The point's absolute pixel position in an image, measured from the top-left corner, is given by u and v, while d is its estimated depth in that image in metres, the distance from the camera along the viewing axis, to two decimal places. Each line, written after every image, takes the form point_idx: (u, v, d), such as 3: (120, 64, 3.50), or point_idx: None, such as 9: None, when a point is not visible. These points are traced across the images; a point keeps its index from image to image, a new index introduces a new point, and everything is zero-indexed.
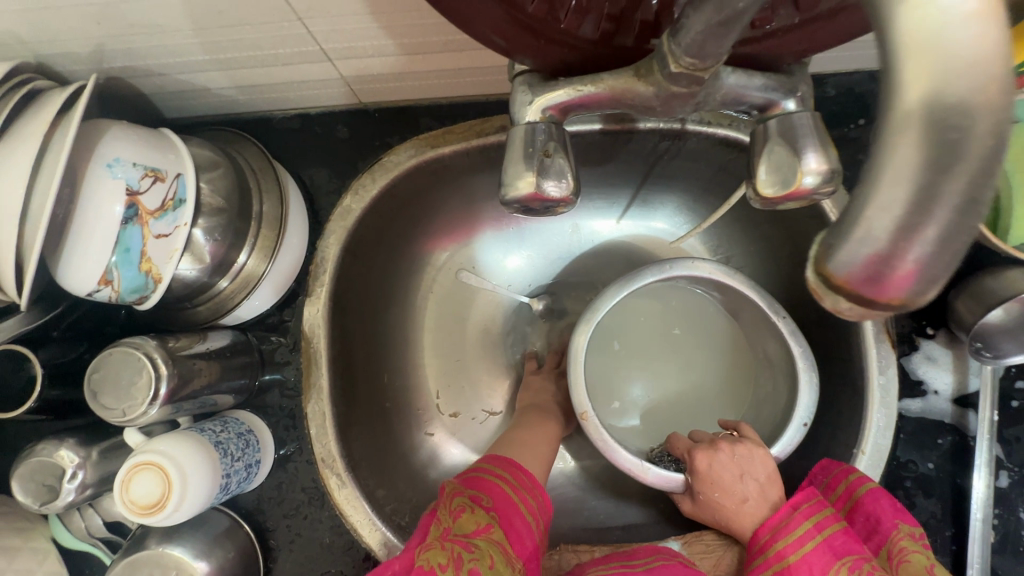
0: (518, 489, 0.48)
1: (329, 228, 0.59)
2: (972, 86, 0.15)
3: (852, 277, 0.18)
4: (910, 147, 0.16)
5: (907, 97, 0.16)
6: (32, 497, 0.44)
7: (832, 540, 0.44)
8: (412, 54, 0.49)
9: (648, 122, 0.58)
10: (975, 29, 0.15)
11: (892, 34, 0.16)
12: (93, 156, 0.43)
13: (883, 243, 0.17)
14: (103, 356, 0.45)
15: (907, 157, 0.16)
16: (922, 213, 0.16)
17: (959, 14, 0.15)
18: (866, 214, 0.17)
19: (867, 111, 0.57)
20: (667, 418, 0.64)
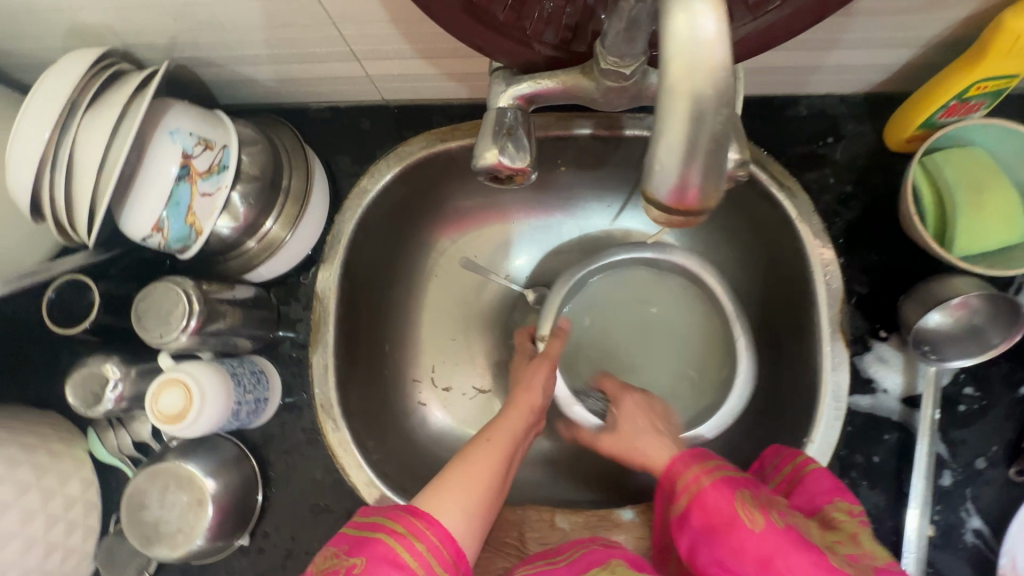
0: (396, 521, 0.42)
1: (347, 204, 0.68)
2: (704, 76, 0.21)
3: (663, 200, 0.24)
4: (678, 115, 0.22)
5: (669, 80, 0.22)
6: (80, 402, 0.53)
7: (722, 474, 0.47)
8: (427, 58, 0.57)
9: (632, 130, 0.65)
10: (706, 41, 0.21)
11: (665, 42, 0.22)
12: (160, 125, 0.53)
13: (673, 170, 0.23)
14: (149, 289, 0.54)
15: (675, 125, 0.22)
16: (691, 158, 0.23)
17: (699, 32, 0.21)
18: (658, 156, 0.23)
19: (834, 130, 0.63)
20: None
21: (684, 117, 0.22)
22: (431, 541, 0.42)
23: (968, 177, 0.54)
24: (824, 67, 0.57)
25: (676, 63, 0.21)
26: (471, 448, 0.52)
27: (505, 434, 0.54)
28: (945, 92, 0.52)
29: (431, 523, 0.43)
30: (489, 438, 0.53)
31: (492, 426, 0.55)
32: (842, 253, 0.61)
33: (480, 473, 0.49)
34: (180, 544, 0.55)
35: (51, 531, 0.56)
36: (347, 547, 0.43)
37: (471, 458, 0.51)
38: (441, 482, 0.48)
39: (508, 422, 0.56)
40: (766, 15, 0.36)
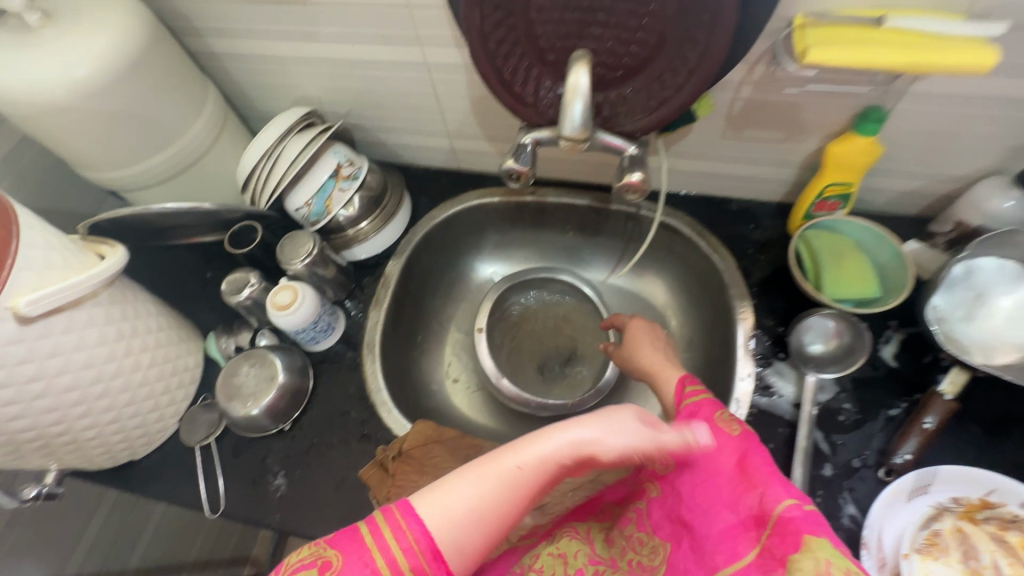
0: (381, 541, 0.41)
1: (419, 224, 1.00)
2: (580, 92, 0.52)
3: (571, 137, 0.54)
4: (571, 106, 0.52)
5: (567, 92, 0.53)
6: (228, 291, 0.82)
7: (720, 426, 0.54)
8: (491, 139, 0.94)
9: (618, 205, 0.97)
10: (579, 79, 0.52)
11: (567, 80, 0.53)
12: (330, 146, 0.89)
13: (573, 124, 0.53)
14: (291, 235, 0.86)
15: (569, 110, 0.53)
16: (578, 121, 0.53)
17: (578, 77, 0.52)
18: (564, 122, 0.53)
19: (755, 221, 0.92)
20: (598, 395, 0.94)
21: (571, 112, 0.53)
22: (411, 554, 0.40)
23: (830, 248, 0.80)
24: (741, 175, 0.88)
25: (568, 90, 0.52)
26: (490, 465, 0.44)
27: (524, 464, 0.43)
28: (812, 191, 0.81)
29: (419, 531, 0.41)
30: (511, 464, 0.43)
31: (521, 447, 0.44)
32: (755, 297, 0.85)
33: (482, 502, 0.42)
34: (249, 404, 0.78)
35: (170, 377, 0.80)
36: (342, 544, 0.41)
37: (478, 475, 0.43)
38: (446, 483, 0.43)
39: (538, 457, 0.43)
40: (653, 114, 0.67)
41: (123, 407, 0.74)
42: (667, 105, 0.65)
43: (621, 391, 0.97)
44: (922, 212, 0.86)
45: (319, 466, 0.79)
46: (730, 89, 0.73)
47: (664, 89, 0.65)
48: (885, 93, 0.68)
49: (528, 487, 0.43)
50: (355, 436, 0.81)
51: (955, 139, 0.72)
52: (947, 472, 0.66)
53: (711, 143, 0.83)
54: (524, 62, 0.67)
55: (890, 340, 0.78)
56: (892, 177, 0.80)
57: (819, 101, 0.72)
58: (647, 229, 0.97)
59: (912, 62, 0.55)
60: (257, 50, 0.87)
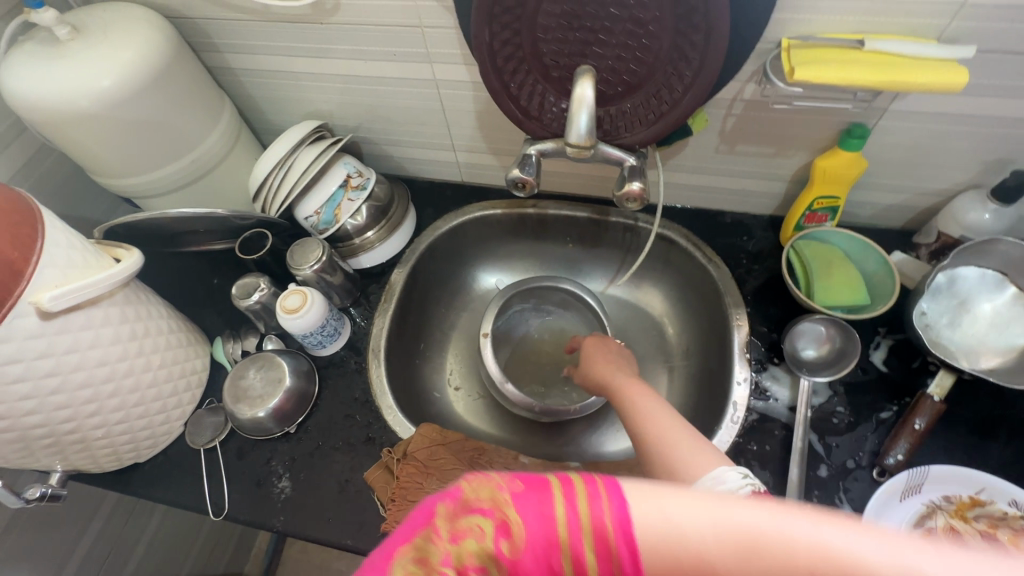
0: (577, 516, 0.33)
1: (423, 234, 1.03)
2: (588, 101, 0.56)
3: (578, 144, 0.57)
4: (578, 115, 0.56)
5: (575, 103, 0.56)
6: (238, 295, 0.84)
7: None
8: (495, 153, 0.98)
9: (616, 217, 1.00)
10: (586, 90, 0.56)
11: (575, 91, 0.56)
12: (340, 158, 0.93)
13: (580, 133, 0.56)
14: (300, 242, 0.89)
15: (577, 119, 0.56)
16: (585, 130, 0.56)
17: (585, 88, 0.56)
18: (571, 130, 0.56)
19: (747, 232, 0.95)
20: (598, 401, 0.95)
21: (577, 121, 0.56)
22: (609, 554, 0.32)
23: (820, 257, 0.84)
24: (735, 188, 0.92)
25: (574, 103, 0.56)
26: (732, 510, 0.32)
27: (797, 540, 0.30)
28: (801, 203, 0.85)
29: (619, 528, 0.32)
30: (749, 521, 0.31)
31: (802, 512, 0.31)
32: (749, 305, 0.88)
33: (717, 558, 0.31)
34: (256, 406, 0.79)
35: (179, 379, 0.81)
36: (516, 491, 0.34)
37: (707, 504, 0.33)
38: (679, 494, 0.33)
39: (815, 543, 0.30)
40: (651, 128, 0.70)
41: (132, 407, 0.75)
42: (664, 118, 0.69)
43: None
44: (906, 225, 0.90)
45: (324, 468, 0.80)
46: (723, 106, 0.77)
47: (662, 104, 0.69)
48: (867, 111, 0.72)
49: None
50: (360, 439, 0.82)
51: (935, 154, 0.76)
52: (938, 471, 0.68)
53: (706, 157, 0.87)
54: (530, 77, 0.71)
55: (879, 345, 0.81)
56: (876, 191, 0.85)
57: (807, 118, 0.76)
58: (643, 241, 1.01)
59: (893, 80, 0.59)
60: (273, 66, 0.91)
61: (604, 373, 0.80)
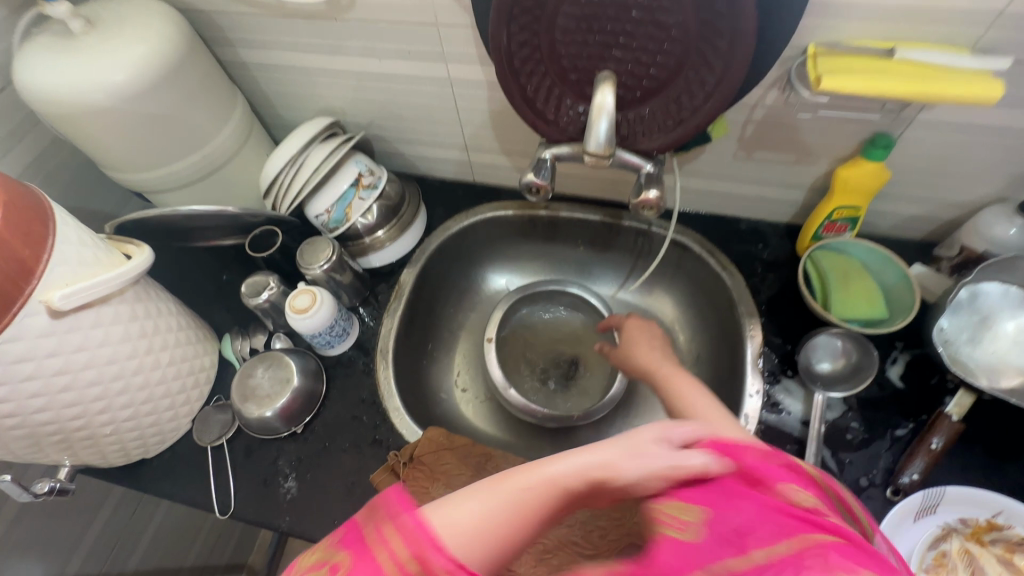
0: (389, 534, 0.37)
1: (433, 234, 1.03)
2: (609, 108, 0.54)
3: (597, 152, 0.56)
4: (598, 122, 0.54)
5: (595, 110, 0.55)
6: (248, 293, 0.84)
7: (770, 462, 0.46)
8: (508, 154, 0.97)
9: (629, 221, 0.99)
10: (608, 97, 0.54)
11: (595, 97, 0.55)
12: (351, 157, 0.92)
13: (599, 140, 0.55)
14: (310, 241, 0.88)
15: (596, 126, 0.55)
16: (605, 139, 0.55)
17: (607, 95, 0.54)
18: (590, 138, 0.55)
19: (764, 240, 0.94)
20: (606, 407, 0.94)
21: (597, 129, 0.55)
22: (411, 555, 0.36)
23: (838, 269, 0.82)
24: (752, 195, 0.91)
25: (594, 112, 0.54)
26: (535, 476, 0.44)
27: (566, 475, 0.45)
28: (821, 213, 0.83)
29: (414, 529, 0.37)
30: (557, 476, 0.45)
31: (565, 459, 0.46)
32: (763, 315, 0.86)
33: (506, 511, 0.43)
34: (263, 405, 0.79)
35: (187, 376, 0.81)
36: (347, 539, 0.39)
37: (492, 491, 0.43)
38: (506, 481, 0.44)
39: (571, 470, 0.45)
40: (670, 134, 0.69)
41: (141, 404, 0.75)
42: (684, 124, 0.68)
43: (629, 404, 0.98)
44: (928, 237, 0.88)
45: (330, 469, 0.79)
46: (743, 112, 0.76)
47: (682, 110, 0.67)
48: (893, 121, 0.70)
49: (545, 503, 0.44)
50: (366, 441, 0.81)
51: (960, 166, 0.74)
52: (953, 492, 0.67)
53: (723, 164, 0.85)
54: (547, 80, 0.70)
55: (896, 361, 0.79)
56: (898, 202, 0.83)
57: (829, 127, 0.74)
58: (656, 246, 1.00)
59: (923, 91, 0.57)
60: (286, 61, 0.90)
61: (651, 361, 0.80)
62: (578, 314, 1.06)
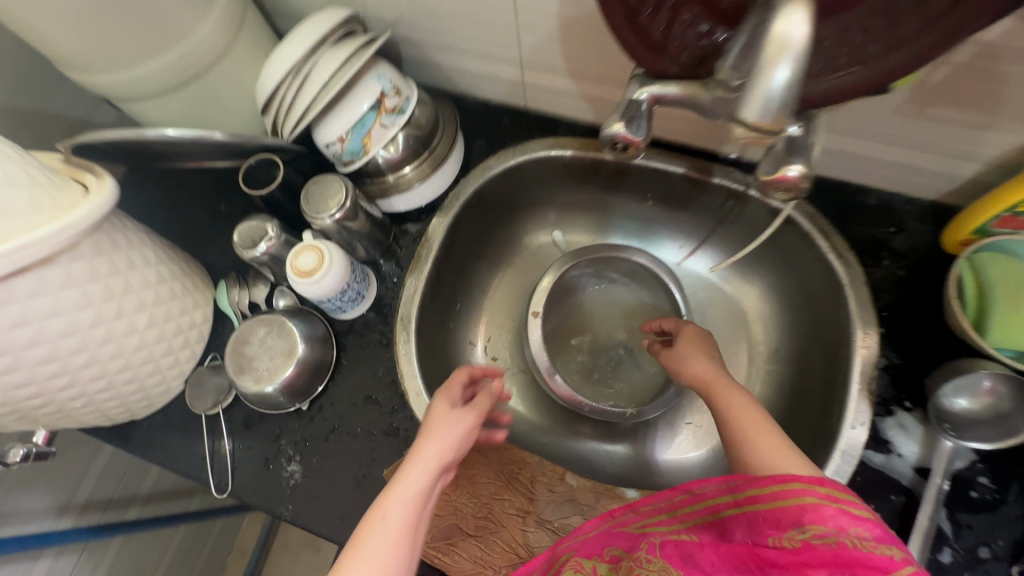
0: None
1: (471, 174, 0.83)
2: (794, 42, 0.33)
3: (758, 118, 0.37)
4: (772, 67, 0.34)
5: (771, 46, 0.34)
6: (241, 243, 0.68)
7: (828, 485, 0.48)
8: (575, 77, 0.73)
9: (720, 178, 0.77)
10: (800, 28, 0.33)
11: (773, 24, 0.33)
12: (372, 69, 0.70)
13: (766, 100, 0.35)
14: (316, 179, 0.70)
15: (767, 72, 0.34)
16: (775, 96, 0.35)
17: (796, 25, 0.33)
18: (754, 94, 0.35)
19: (898, 222, 0.72)
20: (661, 403, 0.80)
21: (766, 79, 0.35)
22: None
23: (1006, 277, 0.62)
24: (901, 163, 0.67)
25: (770, 44, 0.33)
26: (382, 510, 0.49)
27: (420, 481, 0.51)
28: (1000, 200, 0.58)
29: None
30: (410, 495, 0.50)
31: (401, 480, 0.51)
32: (883, 325, 0.68)
33: (404, 527, 0.48)
34: (262, 380, 0.67)
35: (174, 338, 0.69)
36: None
37: (384, 534, 0.47)
38: (363, 537, 0.47)
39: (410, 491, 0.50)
40: (843, 76, 0.45)
41: (115, 374, 0.63)
42: (872, 64, 0.44)
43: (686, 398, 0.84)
44: None
45: (339, 455, 0.69)
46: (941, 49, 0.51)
47: (870, 45, 0.43)
48: None
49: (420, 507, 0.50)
50: (381, 428, 0.70)
51: None
52: None
53: (876, 121, 0.62)
54: None
55: None
56: None
57: None
58: (751, 213, 0.79)
59: None
60: None
61: (711, 373, 0.64)
62: (636, 283, 0.89)
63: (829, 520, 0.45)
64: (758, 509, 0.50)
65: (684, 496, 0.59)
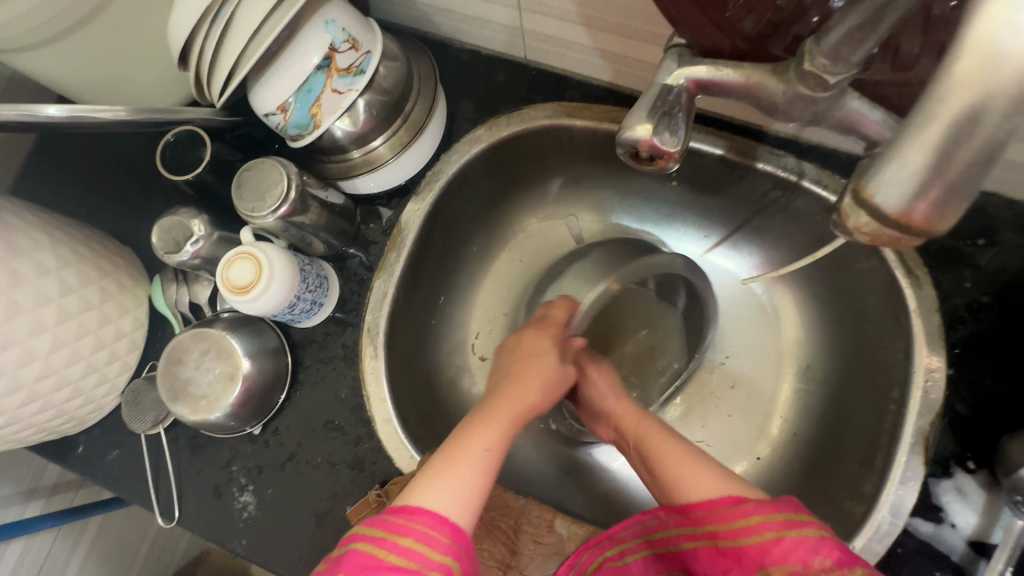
0: (387, 539, 0.41)
1: (456, 147, 0.67)
2: (1000, 85, 0.20)
3: (894, 207, 0.24)
4: (941, 130, 0.21)
5: (951, 97, 0.21)
6: (162, 246, 0.55)
7: (783, 506, 0.44)
8: (588, 27, 0.55)
9: (767, 164, 0.60)
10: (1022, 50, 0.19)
11: (961, 49, 0.20)
12: (318, 11, 0.52)
13: (911, 182, 0.23)
14: (256, 163, 0.55)
15: (934, 132, 0.22)
16: (936, 171, 0.22)
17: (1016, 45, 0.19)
18: (901, 159, 0.23)
19: (991, 233, 0.57)
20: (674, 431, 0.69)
21: (914, 149, 0.22)
22: (439, 543, 0.41)
23: None
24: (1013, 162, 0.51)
25: (964, 60, 0.20)
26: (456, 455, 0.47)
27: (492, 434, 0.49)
28: None
29: (414, 515, 0.42)
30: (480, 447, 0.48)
31: (476, 430, 0.50)
32: (953, 364, 0.56)
33: (469, 477, 0.46)
34: (201, 408, 0.57)
35: (95, 355, 0.58)
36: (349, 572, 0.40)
37: (448, 477, 0.46)
38: (425, 475, 0.46)
39: (480, 447, 0.48)
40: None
41: (19, 407, 0.53)
42: None
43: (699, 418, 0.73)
44: None
45: (297, 488, 0.60)
46: None
47: None
48: None
49: (492, 457, 0.48)
50: (345, 459, 0.61)
51: None
52: None
53: None
54: None
55: None
56: None
57: None
58: (800, 207, 0.63)
59: None
60: None
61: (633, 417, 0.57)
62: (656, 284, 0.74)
63: (791, 552, 0.42)
64: (717, 543, 0.46)
65: (636, 526, 0.52)
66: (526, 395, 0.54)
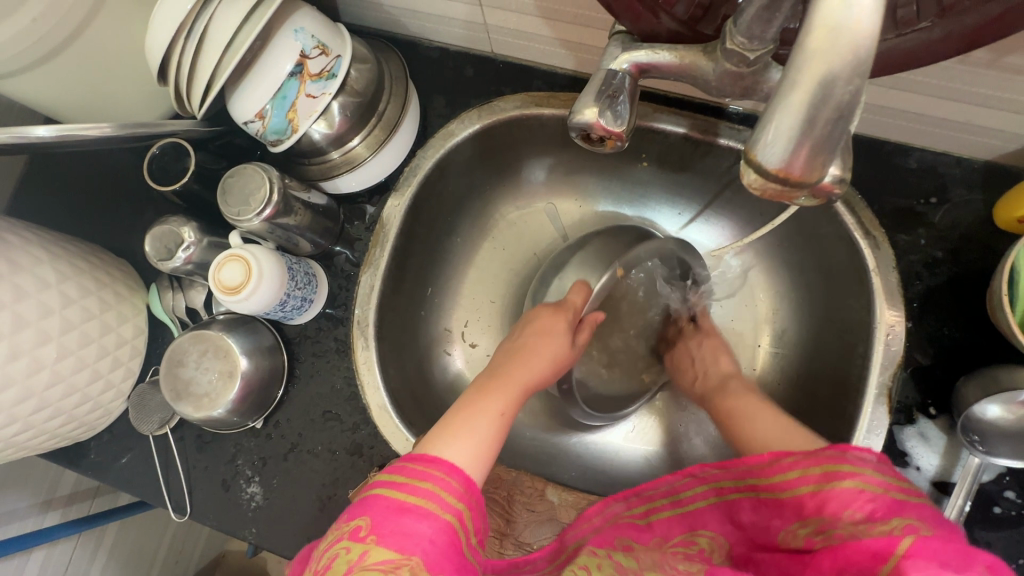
0: (402, 487, 0.42)
1: (431, 142, 0.69)
2: (840, 49, 0.24)
3: (779, 164, 0.27)
4: (803, 91, 0.25)
5: (809, 62, 0.24)
6: (156, 254, 0.58)
7: (825, 458, 0.43)
8: (546, 18, 0.58)
9: (729, 139, 0.63)
10: (854, 17, 0.23)
11: (810, 24, 0.24)
12: (287, 20, 0.55)
13: (787, 138, 0.26)
14: (239, 169, 0.58)
15: (800, 93, 0.25)
16: (807, 127, 0.25)
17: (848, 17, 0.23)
18: (774, 121, 0.26)
19: (942, 192, 0.60)
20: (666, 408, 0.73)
21: (784, 109, 0.26)
22: (453, 489, 0.43)
23: None
24: (955, 122, 0.54)
25: (816, 31, 0.24)
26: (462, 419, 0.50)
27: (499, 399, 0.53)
28: None
29: (430, 463, 0.44)
30: (493, 409, 0.52)
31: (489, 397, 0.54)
32: (912, 317, 0.59)
33: (480, 438, 0.49)
34: (202, 407, 0.60)
35: (99, 361, 0.61)
36: (368, 523, 0.41)
37: (461, 436, 0.48)
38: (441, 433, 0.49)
39: (491, 412, 0.52)
40: (913, 34, 0.37)
41: (30, 415, 0.56)
42: (945, 20, 0.36)
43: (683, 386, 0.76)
44: None
45: (301, 477, 0.64)
46: None
47: None
48: None
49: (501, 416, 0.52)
50: (345, 446, 0.64)
51: None
52: None
53: (932, 71, 0.47)
54: None
55: None
56: None
57: None
58: None
59: None
60: None
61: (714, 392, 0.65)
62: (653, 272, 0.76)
63: (836, 503, 0.41)
64: (760, 492, 0.47)
65: (686, 479, 0.52)
66: (529, 366, 0.59)
